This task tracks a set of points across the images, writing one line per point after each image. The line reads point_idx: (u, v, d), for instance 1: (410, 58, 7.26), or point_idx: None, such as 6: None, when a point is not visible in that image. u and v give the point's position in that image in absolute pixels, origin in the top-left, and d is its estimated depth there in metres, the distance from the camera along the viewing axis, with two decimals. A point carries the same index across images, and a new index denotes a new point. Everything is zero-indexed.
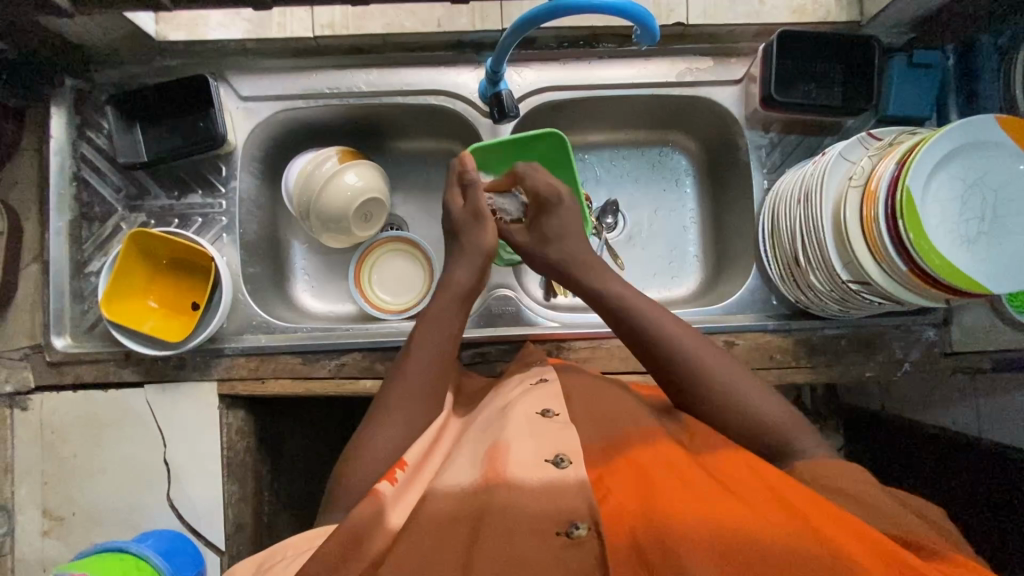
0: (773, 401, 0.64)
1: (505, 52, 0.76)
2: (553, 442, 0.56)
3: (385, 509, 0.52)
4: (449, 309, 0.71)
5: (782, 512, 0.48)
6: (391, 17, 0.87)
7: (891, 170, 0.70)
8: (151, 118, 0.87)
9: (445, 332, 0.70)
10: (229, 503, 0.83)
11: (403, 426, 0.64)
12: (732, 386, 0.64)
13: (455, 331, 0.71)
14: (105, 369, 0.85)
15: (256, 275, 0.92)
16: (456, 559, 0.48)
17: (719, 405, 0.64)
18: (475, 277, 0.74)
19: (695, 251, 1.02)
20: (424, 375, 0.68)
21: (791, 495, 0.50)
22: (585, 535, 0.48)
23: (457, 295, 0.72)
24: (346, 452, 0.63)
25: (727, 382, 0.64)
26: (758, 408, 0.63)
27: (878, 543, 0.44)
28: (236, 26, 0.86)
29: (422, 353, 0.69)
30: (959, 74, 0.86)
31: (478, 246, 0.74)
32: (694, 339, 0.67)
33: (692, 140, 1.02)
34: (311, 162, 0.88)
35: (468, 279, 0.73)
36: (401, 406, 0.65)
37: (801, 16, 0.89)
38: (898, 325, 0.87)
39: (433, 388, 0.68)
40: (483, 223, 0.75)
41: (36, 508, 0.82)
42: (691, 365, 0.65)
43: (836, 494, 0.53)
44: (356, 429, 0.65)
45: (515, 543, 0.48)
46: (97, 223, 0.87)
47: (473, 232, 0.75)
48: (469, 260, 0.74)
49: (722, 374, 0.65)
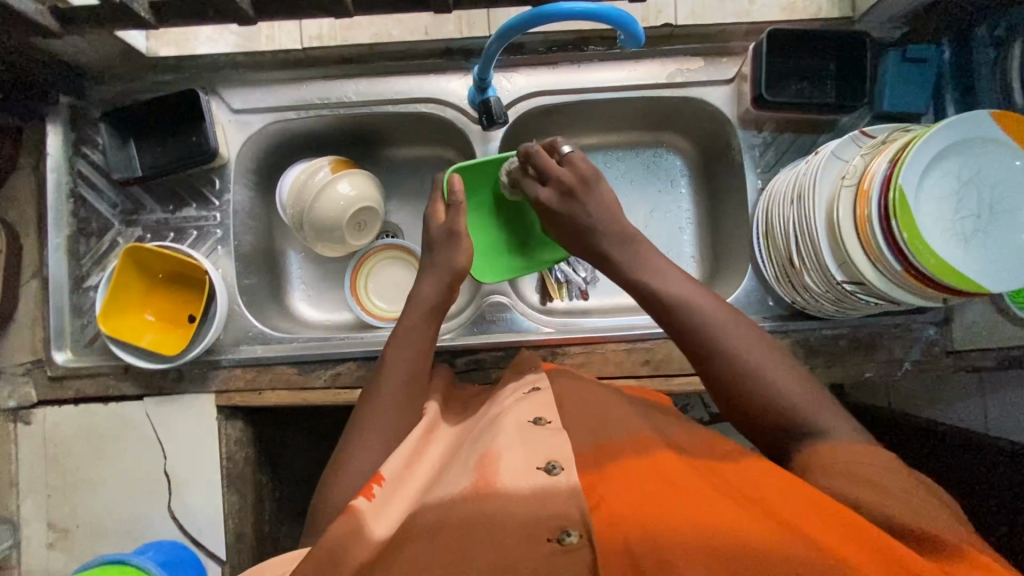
0: (812, 389, 0.62)
1: (490, 59, 0.76)
2: (546, 450, 0.55)
3: (365, 524, 0.50)
4: (423, 320, 0.73)
5: (778, 518, 0.47)
6: (379, 26, 0.88)
7: (883, 169, 0.69)
8: (144, 134, 0.88)
9: (417, 348, 0.72)
10: (230, 513, 0.84)
11: (384, 445, 0.64)
12: (772, 372, 0.62)
13: (427, 346, 0.73)
14: (105, 383, 0.86)
15: (252, 286, 0.92)
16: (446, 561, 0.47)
17: (756, 391, 0.62)
18: (441, 291, 0.75)
19: (691, 252, 1.01)
20: (406, 395, 0.68)
21: (791, 503, 0.49)
22: (576, 543, 0.48)
23: (427, 310, 0.74)
24: (325, 477, 0.63)
25: (766, 368, 0.62)
26: (800, 397, 0.61)
27: (880, 542, 0.44)
28: (224, 40, 0.88)
29: (397, 369, 0.70)
30: (956, 67, 0.85)
31: (450, 262, 0.75)
32: (734, 324, 0.65)
33: (686, 140, 1.01)
34: (305, 172, 0.88)
35: (442, 301, 0.74)
36: (384, 423, 0.66)
37: (791, 14, 0.88)
38: (897, 324, 0.86)
39: (407, 399, 0.68)
40: (457, 241, 0.75)
41: (41, 521, 0.83)
42: (730, 349, 0.63)
43: (843, 484, 0.52)
44: (337, 453, 0.65)
45: (506, 549, 0.48)
46: (95, 238, 0.89)
47: (448, 249, 0.75)
48: (435, 276, 0.75)
49: (763, 359, 0.63)
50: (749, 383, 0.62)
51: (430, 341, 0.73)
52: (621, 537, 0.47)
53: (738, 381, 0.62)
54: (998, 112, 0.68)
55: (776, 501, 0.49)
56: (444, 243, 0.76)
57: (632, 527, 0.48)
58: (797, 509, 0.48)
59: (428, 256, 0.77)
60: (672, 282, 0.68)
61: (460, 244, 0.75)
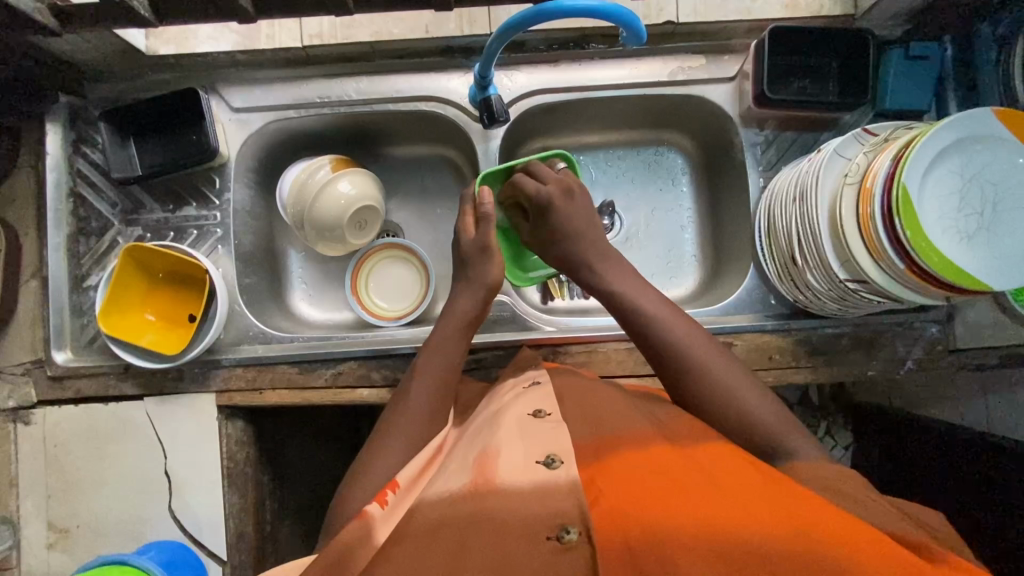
0: (781, 411, 0.64)
1: (491, 57, 0.76)
2: (546, 444, 0.55)
3: (373, 529, 0.51)
4: (458, 330, 0.73)
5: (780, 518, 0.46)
6: (379, 25, 0.87)
7: (886, 167, 0.68)
8: (144, 133, 0.88)
9: (447, 362, 0.71)
10: (231, 513, 0.84)
11: (391, 451, 0.64)
12: (745, 395, 0.64)
13: (459, 359, 0.72)
14: (105, 383, 0.85)
15: (252, 285, 0.92)
16: (447, 560, 0.47)
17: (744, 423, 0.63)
18: (477, 304, 0.74)
19: (692, 251, 1.01)
20: (425, 405, 0.68)
21: (794, 505, 0.48)
22: (575, 541, 0.47)
23: (463, 322, 0.73)
24: (345, 479, 0.63)
25: (737, 390, 0.64)
26: (770, 419, 0.63)
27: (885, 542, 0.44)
28: (224, 38, 0.87)
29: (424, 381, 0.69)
30: (959, 64, 0.85)
31: (483, 278, 0.74)
32: (722, 360, 0.66)
33: (687, 138, 1.01)
34: (304, 171, 0.87)
35: (471, 309, 0.74)
36: (400, 432, 0.65)
37: (793, 11, 0.87)
38: (900, 323, 0.85)
39: (433, 411, 0.68)
40: (490, 256, 0.75)
41: (41, 522, 0.83)
42: (705, 372, 0.65)
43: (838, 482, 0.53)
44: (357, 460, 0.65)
45: (505, 546, 0.47)
46: (94, 237, 0.88)
47: (480, 264, 0.75)
48: (472, 291, 0.74)
49: (736, 383, 0.65)
50: (721, 407, 0.64)
51: (462, 353, 0.73)
52: (619, 534, 0.47)
53: (709, 403, 0.64)
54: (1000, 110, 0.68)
55: (775, 501, 0.49)
56: (476, 257, 0.75)
57: (630, 525, 0.47)
58: (796, 509, 0.48)
59: (462, 269, 0.77)
60: (654, 305, 0.69)
61: (495, 260, 0.75)
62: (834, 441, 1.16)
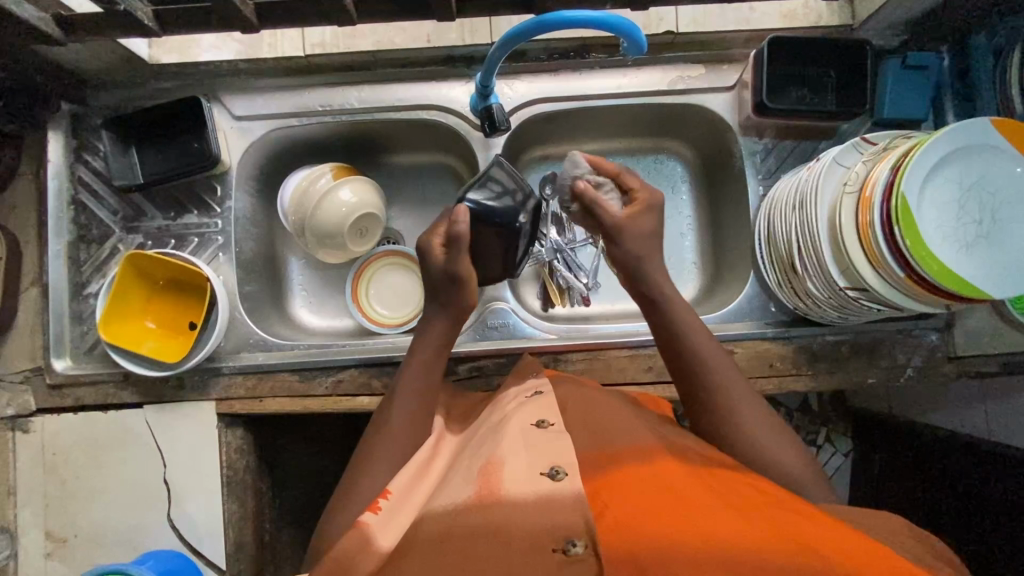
0: (792, 450, 0.65)
1: (493, 66, 0.76)
2: (551, 455, 0.54)
3: (372, 536, 0.51)
4: (435, 343, 0.72)
5: (787, 533, 0.46)
6: (381, 34, 0.88)
7: (885, 176, 0.69)
8: (146, 141, 0.88)
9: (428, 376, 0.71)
10: (231, 521, 0.84)
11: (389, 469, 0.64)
12: (763, 434, 0.64)
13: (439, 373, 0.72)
14: (105, 391, 0.85)
15: (253, 293, 0.92)
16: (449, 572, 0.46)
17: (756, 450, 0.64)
18: (453, 321, 0.73)
19: (692, 259, 1.01)
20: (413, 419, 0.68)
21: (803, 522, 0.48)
22: (582, 553, 0.47)
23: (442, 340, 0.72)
24: (333, 496, 0.64)
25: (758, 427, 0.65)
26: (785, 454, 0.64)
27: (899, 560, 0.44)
28: (227, 47, 0.88)
29: (405, 398, 0.69)
30: (955, 75, 0.86)
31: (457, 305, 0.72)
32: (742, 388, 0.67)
33: (686, 147, 1.01)
34: (306, 179, 0.88)
35: (447, 332, 0.73)
36: (387, 447, 0.65)
37: (792, 21, 0.88)
38: (900, 330, 0.86)
39: (419, 424, 0.68)
40: (462, 286, 0.71)
41: (39, 531, 0.82)
42: (730, 401, 0.65)
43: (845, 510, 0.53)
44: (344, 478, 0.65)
45: (512, 562, 0.47)
46: (95, 245, 0.88)
47: (451, 293, 0.71)
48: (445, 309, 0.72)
49: (756, 418, 0.65)
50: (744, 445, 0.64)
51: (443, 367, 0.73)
52: (628, 547, 0.46)
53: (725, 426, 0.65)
54: (999, 120, 0.68)
55: (783, 515, 0.49)
56: (446, 286, 0.71)
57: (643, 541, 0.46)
58: (808, 526, 0.47)
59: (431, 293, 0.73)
60: (694, 324, 0.69)
61: (467, 291, 0.71)
62: (834, 449, 1.16)
